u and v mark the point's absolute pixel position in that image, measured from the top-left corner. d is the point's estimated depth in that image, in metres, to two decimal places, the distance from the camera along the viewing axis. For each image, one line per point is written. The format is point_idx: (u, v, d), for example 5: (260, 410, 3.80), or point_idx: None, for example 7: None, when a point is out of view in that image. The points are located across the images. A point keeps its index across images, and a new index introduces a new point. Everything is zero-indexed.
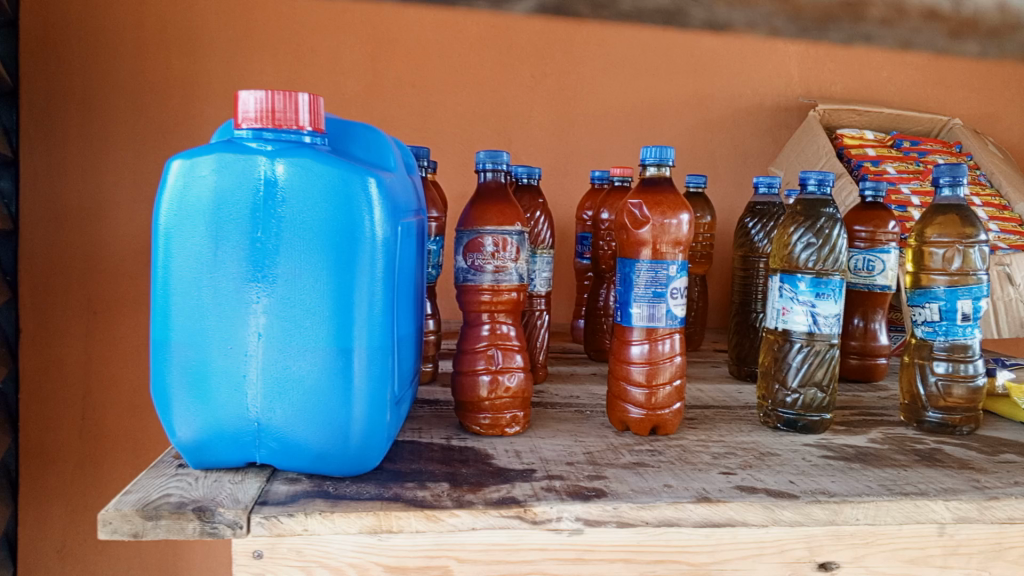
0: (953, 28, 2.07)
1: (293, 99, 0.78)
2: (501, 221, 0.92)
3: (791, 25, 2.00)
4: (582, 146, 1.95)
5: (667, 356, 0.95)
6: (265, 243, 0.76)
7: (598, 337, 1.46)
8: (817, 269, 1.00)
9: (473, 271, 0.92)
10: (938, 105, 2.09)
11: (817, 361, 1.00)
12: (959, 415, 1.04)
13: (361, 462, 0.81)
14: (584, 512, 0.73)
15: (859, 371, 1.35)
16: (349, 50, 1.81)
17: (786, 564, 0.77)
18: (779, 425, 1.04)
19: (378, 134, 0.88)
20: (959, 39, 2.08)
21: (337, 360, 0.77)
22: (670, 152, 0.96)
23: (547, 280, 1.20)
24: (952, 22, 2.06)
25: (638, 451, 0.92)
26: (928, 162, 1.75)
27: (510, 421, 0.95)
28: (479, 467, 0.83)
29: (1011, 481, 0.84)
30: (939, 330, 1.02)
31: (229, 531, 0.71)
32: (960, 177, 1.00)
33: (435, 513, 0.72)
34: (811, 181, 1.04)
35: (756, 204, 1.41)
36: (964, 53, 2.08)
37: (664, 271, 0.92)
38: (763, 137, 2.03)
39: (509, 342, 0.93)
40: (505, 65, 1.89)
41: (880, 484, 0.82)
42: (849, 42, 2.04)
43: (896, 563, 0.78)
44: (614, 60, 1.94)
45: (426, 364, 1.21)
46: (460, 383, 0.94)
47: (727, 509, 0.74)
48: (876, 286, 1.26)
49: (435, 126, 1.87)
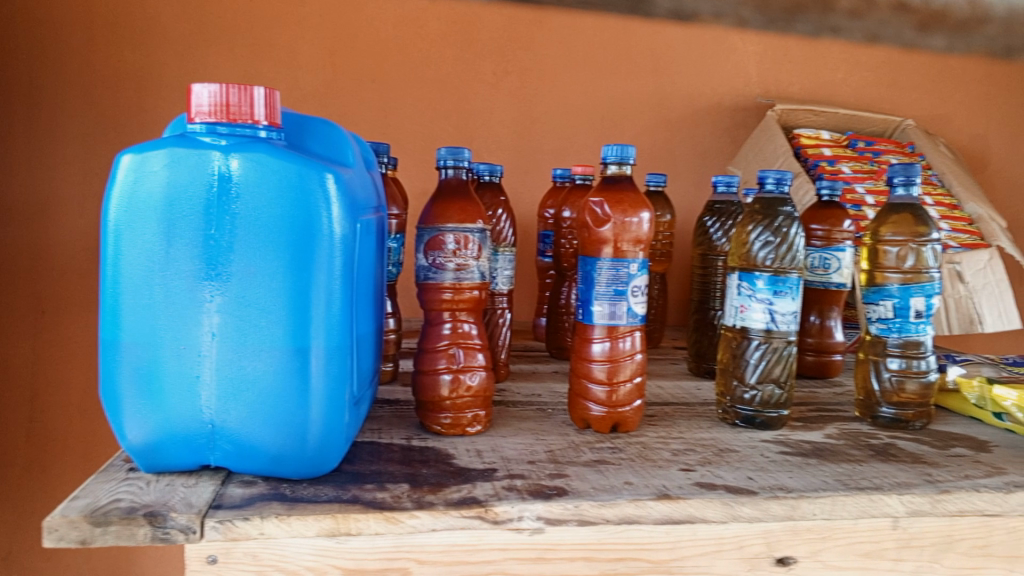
0: (922, 20, 2.12)
1: (248, 93, 0.76)
2: (463, 218, 0.91)
3: (759, 16, 2.03)
4: (544, 144, 1.95)
5: (628, 354, 0.95)
6: (219, 240, 0.74)
7: (559, 335, 1.46)
8: (774, 266, 1.01)
9: (434, 269, 0.90)
10: (891, 106, 2.14)
11: (775, 357, 1.01)
12: (912, 410, 1.07)
13: (318, 464, 0.79)
14: (545, 511, 0.73)
15: (815, 368, 1.38)
16: (308, 44, 1.78)
17: (744, 559, 0.77)
18: (738, 421, 1.06)
19: (337, 129, 0.87)
20: (926, 32, 2.13)
21: (294, 360, 0.75)
22: (631, 150, 0.96)
23: (508, 278, 1.20)
24: (921, 14, 2.11)
25: (599, 448, 0.92)
26: (881, 162, 1.79)
27: (471, 421, 0.94)
28: (440, 467, 0.82)
29: (962, 474, 0.86)
30: (893, 327, 1.03)
31: (182, 536, 0.69)
32: (913, 177, 1.02)
33: (394, 514, 0.71)
34: (769, 180, 1.04)
35: (715, 203, 1.42)
36: (929, 47, 2.14)
37: (625, 269, 0.92)
38: (722, 136, 2.06)
39: (471, 341, 0.92)
40: (467, 61, 1.88)
41: (835, 479, 0.83)
42: (817, 35, 2.07)
43: (851, 557, 0.79)
44: (576, 57, 1.94)
45: (386, 363, 1.19)
46: (420, 382, 0.92)
47: (687, 506, 0.75)
48: (832, 284, 1.28)
49: (395, 122, 1.86)
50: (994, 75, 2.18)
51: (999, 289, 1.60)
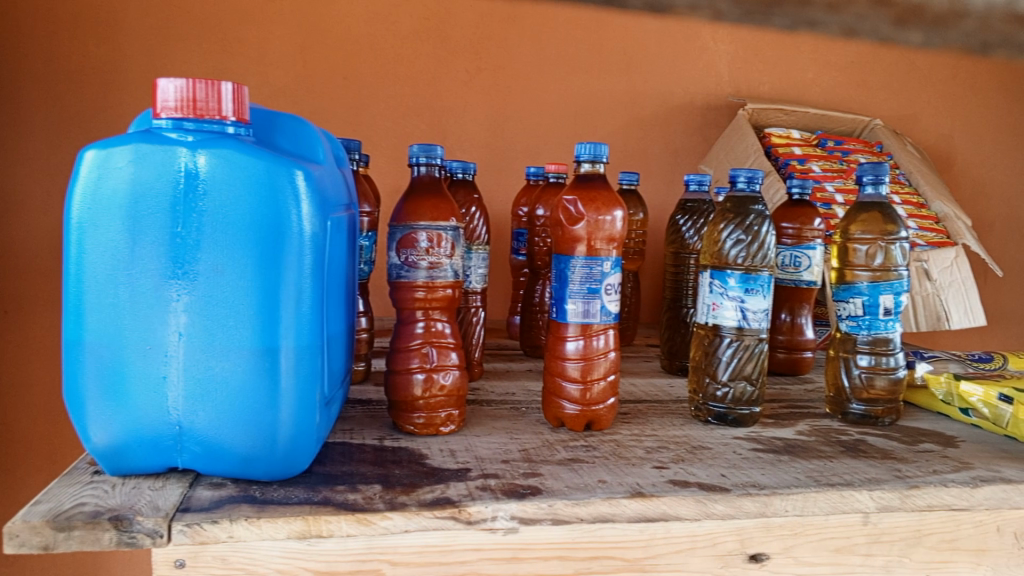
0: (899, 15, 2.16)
1: (215, 88, 0.74)
2: (435, 216, 0.90)
3: (735, 9, 2.05)
4: (517, 142, 1.94)
5: (601, 352, 0.95)
6: (185, 237, 0.73)
7: (533, 333, 1.45)
8: (746, 264, 1.02)
9: (407, 267, 0.89)
10: (860, 106, 2.17)
11: (746, 355, 1.02)
12: (881, 407, 1.08)
13: (289, 465, 0.78)
14: (519, 510, 0.73)
15: (786, 365, 1.39)
16: (277, 40, 1.76)
17: (717, 556, 0.78)
18: (710, 419, 1.06)
19: (306, 125, 0.85)
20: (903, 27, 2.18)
21: (263, 360, 0.74)
22: (604, 148, 0.95)
23: (482, 276, 1.19)
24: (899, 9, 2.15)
25: (573, 447, 0.92)
26: (850, 161, 1.81)
27: (445, 420, 0.93)
28: (412, 468, 0.82)
29: (930, 469, 0.87)
30: (863, 325, 1.04)
31: (148, 540, 0.67)
32: (882, 175, 1.04)
33: (367, 516, 0.70)
34: (740, 178, 1.04)
35: (687, 201, 1.42)
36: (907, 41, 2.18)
37: (598, 267, 0.92)
38: (694, 135, 2.07)
39: (444, 340, 0.91)
40: (440, 58, 1.87)
41: (807, 475, 0.84)
42: (795, 28, 2.10)
43: (823, 553, 0.80)
44: (549, 55, 1.94)
45: (358, 363, 1.18)
46: (393, 382, 0.91)
47: (660, 504, 0.75)
48: (803, 281, 1.29)
49: (367, 119, 1.84)
50: (960, 76, 2.22)
51: (965, 287, 1.63)
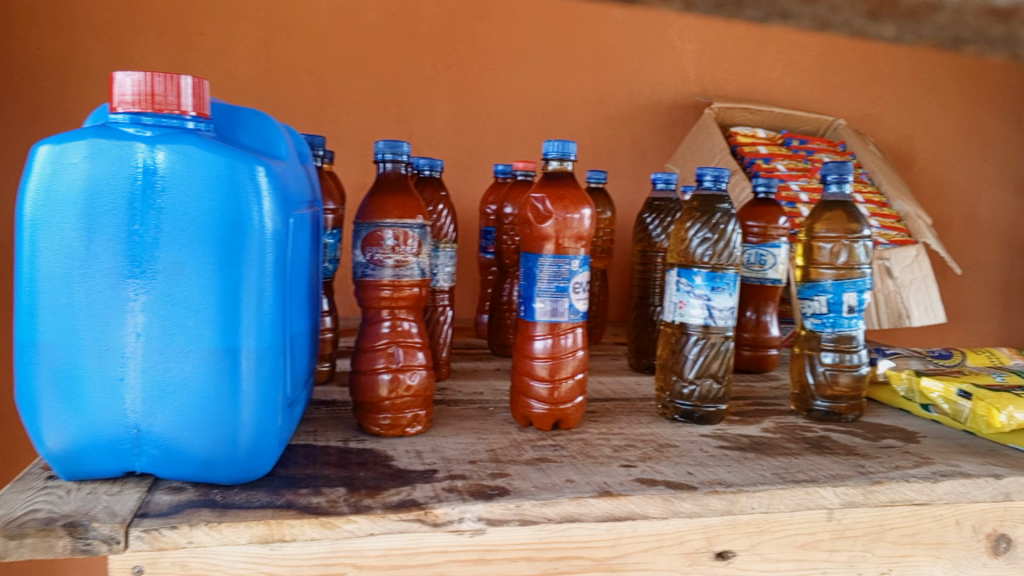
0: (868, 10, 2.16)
1: (174, 82, 0.72)
2: (402, 214, 0.89)
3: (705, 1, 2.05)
4: (485, 139, 1.94)
5: (570, 351, 0.95)
6: (143, 235, 0.71)
7: (501, 332, 1.45)
8: (712, 263, 1.03)
9: (372, 266, 0.88)
10: (824, 106, 2.20)
11: (713, 353, 1.02)
12: (845, 403, 1.10)
13: (250, 469, 0.76)
14: (485, 512, 0.72)
15: (751, 362, 1.40)
16: (240, 34, 1.73)
17: (684, 555, 0.78)
18: (677, 416, 1.06)
19: (269, 121, 0.84)
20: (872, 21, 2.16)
21: (223, 361, 0.72)
22: (572, 146, 0.95)
23: (450, 274, 1.19)
24: None
25: (540, 446, 0.91)
26: (815, 160, 1.83)
27: (411, 421, 0.92)
28: (378, 470, 0.80)
29: (892, 465, 0.88)
30: (827, 322, 1.05)
31: (104, 547, 0.66)
32: (846, 174, 1.05)
33: (331, 519, 0.69)
34: (706, 177, 1.05)
35: (654, 200, 1.42)
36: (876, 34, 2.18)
37: (566, 265, 0.92)
38: (661, 134, 2.08)
39: (411, 340, 0.90)
40: (406, 54, 1.85)
41: (773, 472, 0.84)
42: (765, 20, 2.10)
43: (788, 549, 0.80)
44: (517, 52, 1.93)
45: (323, 364, 1.16)
46: (358, 382, 0.90)
47: (628, 502, 0.75)
48: (768, 280, 1.30)
49: (333, 116, 1.82)
50: (920, 77, 2.26)
51: (926, 284, 1.66)
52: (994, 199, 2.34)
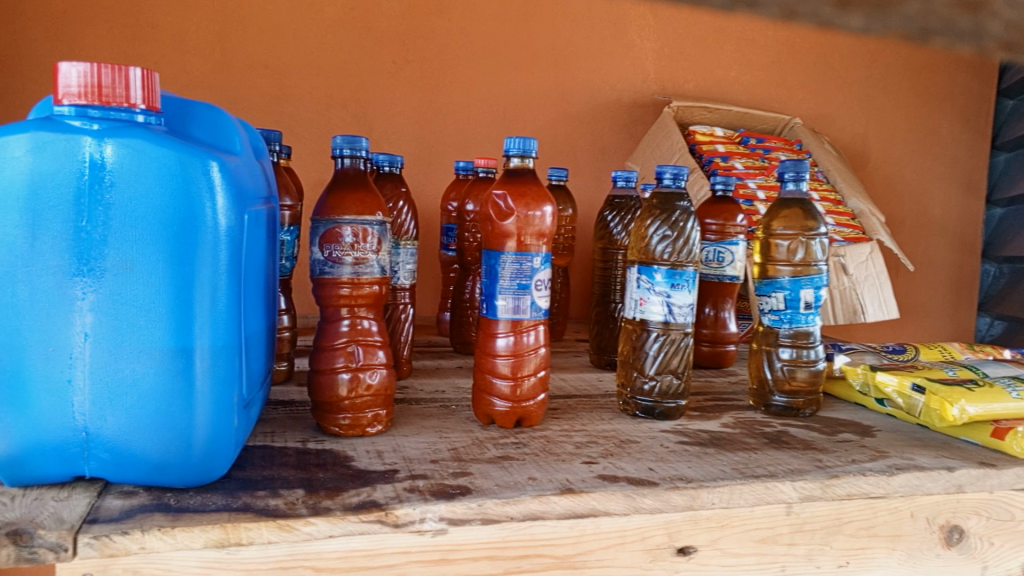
0: None
1: (123, 74, 0.69)
2: (361, 210, 0.88)
3: None
4: (445, 136, 1.94)
5: (532, 348, 0.94)
6: (91, 232, 0.68)
7: (464, 329, 1.44)
8: (672, 260, 1.03)
9: (330, 263, 0.86)
10: (781, 105, 2.23)
11: (673, 349, 1.03)
12: (802, 398, 1.11)
13: (205, 472, 0.74)
14: (447, 512, 0.71)
15: (710, 358, 1.42)
16: (194, 26, 1.74)
17: (646, 551, 0.78)
18: (638, 412, 1.07)
19: (223, 114, 0.81)
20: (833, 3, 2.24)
21: (177, 361, 0.70)
22: (534, 143, 0.94)
23: (410, 271, 1.17)
24: None
25: (503, 445, 0.91)
26: (772, 159, 1.86)
27: (372, 421, 0.91)
28: (337, 471, 0.79)
29: (849, 459, 0.90)
30: (785, 318, 1.07)
31: (51, 555, 0.63)
32: (803, 172, 1.06)
33: (289, 522, 0.67)
34: (666, 174, 1.05)
35: (614, 197, 1.43)
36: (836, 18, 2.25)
37: (528, 262, 0.92)
38: (621, 132, 2.09)
39: (371, 338, 0.89)
40: (365, 48, 1.86)
41: (733, 467, 0.85)
42: None
43: (748, 544, 0.81)
44: (476, 48, 1.94)
45: (280, 363, 1.14)
46: (317, 382, 0.88)
47: (590, 499, 0.75)
48: (726, 276, 1.31)
49: (289, 110, 1.82)
50: (874, 77, 2.31)
51: (880, 281, 1.70)
52: (945, 198, 2.39)
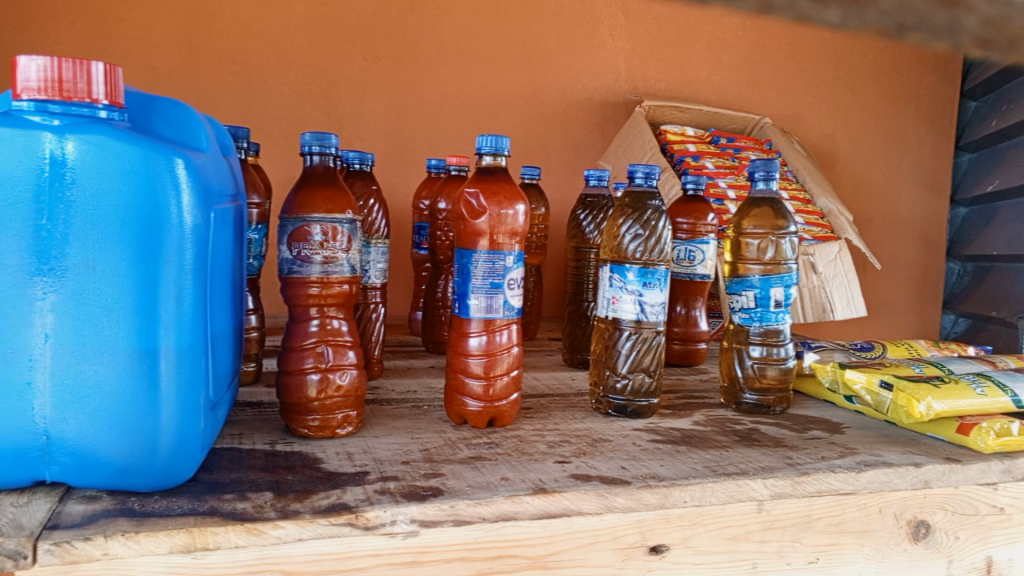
0: None
1: (84, 69, 0.68)
2: (330, 208, 0.86)
3: None
4: (416, 134, 1.95)
5: (504, 348, 0.94)
6: (51, 231, 0.67)
7: (436, 329, 1.43)
8: (644, 259, 1.04)
9: (299, 262, 0.85)
10: (751, 105, 2.26)
11: (645, 348, 1.03)
12: (773, 395, 1.11)
13: (170, 476, 0.72)
14: (419, 513, 0.71)
15: (682, 356, 1.43)
16: (161, 22, 1.73)
17: (618, 550, 0.78)
18: (610, 411, 1.07)
19: (188, 111, 0.80)
20: None
21: (141, 363, 0.69)
22: (506, 141, 0.94)
23: (381, 270, 1.16)
24: None
25: (475, 445, 0.90)
26: (742, 158, 1.88)
27: (342, 422, 0.90)
28: (306, 473, 0.78)
29: (819, 456, 0.91)
30: (755, 317, 1.08)
31: (9, 563, 0.61)
32: (772, 171, 1.07)
33: (257, 525, 0.66)
34: (638, 174, 1.04)
35: (587, 196, 1.42)
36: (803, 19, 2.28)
37: (501, 261, 0.91)
38: (593, 131, 2.11)
39: (341, 338, 0.88)
40: (335, 45, 1.86)
41: (704, 465, 0.86)
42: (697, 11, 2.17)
43: (719, 542, 0.81)
44: (447, 46, 1.95)
45: (249, 364, 1.12)
46: (286, 383, 0.87)
47: (562, 499, 0.75)
48: (696, 276, 1.32)
49: (258, 107, 1.82)
50: (842, 77, 2.34)
51: (847, 279, 1.72)
52: (911, 197, 2.43)
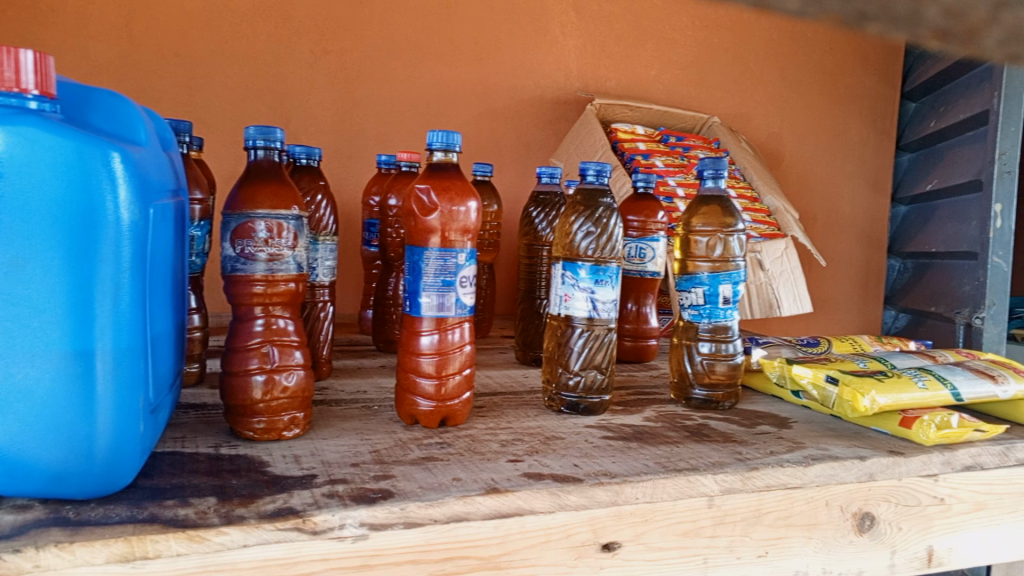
0: None
1: (13, 58, 0.64)
2: (275, 204, 0.84)
3: None
4: (365, 129, 1.92)
5: (456, 346, 0.93)
6: None
7: (386, 328, 1.41)
8: (596, 256, 1.03)
9: (243, 259, 0.83)
10: (700, 104, 2.28)
11: (597, 344, 1.03)
12: (721, 391, 1.13)
13: (107, 482, 0.69)
14: (368, 516, 0.69)
15: (633, 352, 1.44)
16: (99, 11, 1.68)
17: (571, 548, 0.77)
18: (563, 408, 1.07)
19: (125, 103, 0.77)
20: None
21: (75, 365, 0.66)
22: (457, 137, 0.93)
23: (330, 268, 1.13)
24: None
25: (426, 445, 0.89)
26: (691, 157, 1.90)
27: (288, 424, 0.88)
28: (252, 477, 0.76)
29: (767, 450, 0.92)
30: (704, 313, 1.09)
31: None
32: (721, 169, 1.08)
33: (199, 532, 0.64)
34: (590, 171, 1.06)
35: (539, 193, 1.40)
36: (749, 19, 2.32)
37: (453, 259, 0.90)
38: (544, 128, 2.11)
39: (288, 338, 0.86)
40: (282, 38, 1.82)
41: (656, 461, 0.86)
42: (646, 10, 2.19)
43: (671, 538, 0.82)
44: (397, 41, 1.93)
45: (191, 365, 1.09)
46: (229, 384, 0.85)
47: (515, 498, 0.75)
48: (647, 272, 1.32)
49: (202, 100, 1.77)
50: (788, 77, 2.39)
51: (794, 276, 1.75)
52: (854, 195, 2.50)
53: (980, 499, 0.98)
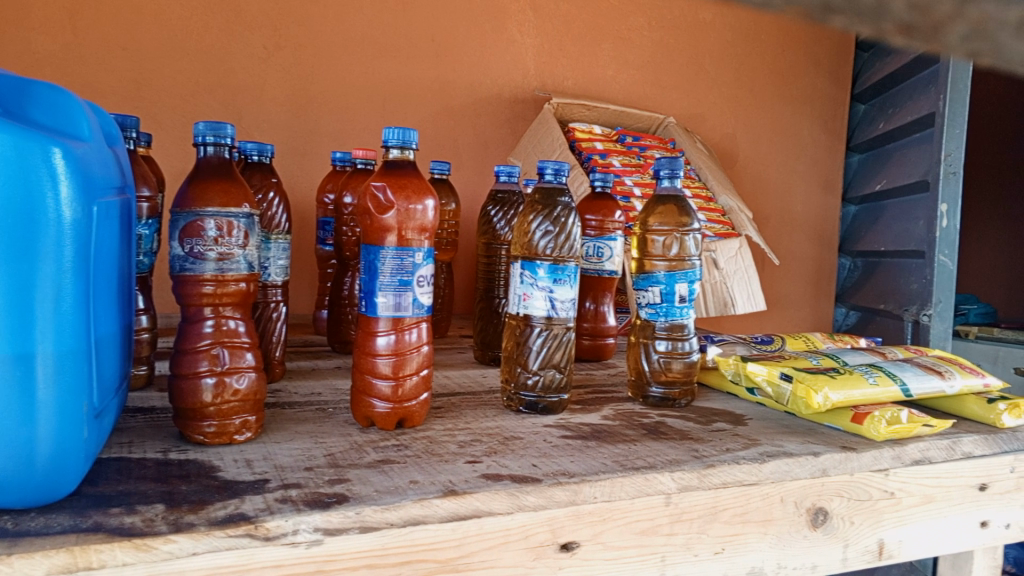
0: None
1: None
2: (225, 201, 0.82)
3: None
4: (320, 126, 1.89)
5: (413, 347, 0.92)
6: None
7: (342, 328, 1.39)
8: (554, 255, 1.03)
9: (191, 259, 0.80)
10: (656, 104, 2.30)
11: (555, 344, 1.03)
12: (677, 389, 1.14)
13: (49, 490, 0.66)
14: (323, 522, 0.68)
15: (591, 351, 1.45)
16: (41, 2, 1.62)
17: (529, 548, 0.77)
18: (521, 408, 1.06)
19: (67, 97, 0.74)
20: None
21: (14, 369, 0.63)
22: (413, 134, 0.92)
23: (282, 267, 1.11)
24: None
25: (383, 447, 0.88)
26: (647, 156, 1.91)
27: (240, 428, 0.85)
28: (202, 482, 0.73)
29: (724, 447, 0.93)
30: (660, 312, 1.09)
31: None
32: (676, 169, 1.08)
33: (146, 540, 0.62)
34: (548, 170, 1.05)
35: (497, 192, 1.39)
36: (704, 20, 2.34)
37: (409, 258, 0.89)
38: (502, 127, 2.10)
39: (238, 340, 0.84)
40: (233, 33, 1.78)
41: (614, 460, 0.86)
42: (603, 10, 2.20)
43: (629, 536, 0.82)
44: (352, 37, 1.90)
45: (139, 367, 1.06)
46: (178, 388, 0.82)
47: (472, 500, 0.74)
48: (605, 271, 1.32)
49: (150, 95, 1.73)
50: (741, 78, 2.43)
51: (748, 275, 1.78)
52: (805, 195, 2.55)
53: (928, 492, 1.00)
